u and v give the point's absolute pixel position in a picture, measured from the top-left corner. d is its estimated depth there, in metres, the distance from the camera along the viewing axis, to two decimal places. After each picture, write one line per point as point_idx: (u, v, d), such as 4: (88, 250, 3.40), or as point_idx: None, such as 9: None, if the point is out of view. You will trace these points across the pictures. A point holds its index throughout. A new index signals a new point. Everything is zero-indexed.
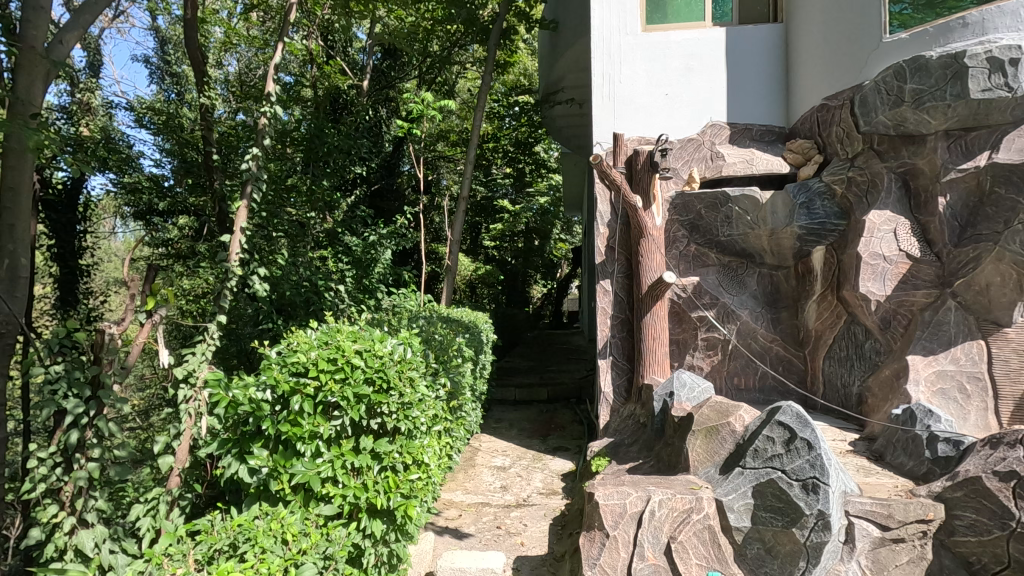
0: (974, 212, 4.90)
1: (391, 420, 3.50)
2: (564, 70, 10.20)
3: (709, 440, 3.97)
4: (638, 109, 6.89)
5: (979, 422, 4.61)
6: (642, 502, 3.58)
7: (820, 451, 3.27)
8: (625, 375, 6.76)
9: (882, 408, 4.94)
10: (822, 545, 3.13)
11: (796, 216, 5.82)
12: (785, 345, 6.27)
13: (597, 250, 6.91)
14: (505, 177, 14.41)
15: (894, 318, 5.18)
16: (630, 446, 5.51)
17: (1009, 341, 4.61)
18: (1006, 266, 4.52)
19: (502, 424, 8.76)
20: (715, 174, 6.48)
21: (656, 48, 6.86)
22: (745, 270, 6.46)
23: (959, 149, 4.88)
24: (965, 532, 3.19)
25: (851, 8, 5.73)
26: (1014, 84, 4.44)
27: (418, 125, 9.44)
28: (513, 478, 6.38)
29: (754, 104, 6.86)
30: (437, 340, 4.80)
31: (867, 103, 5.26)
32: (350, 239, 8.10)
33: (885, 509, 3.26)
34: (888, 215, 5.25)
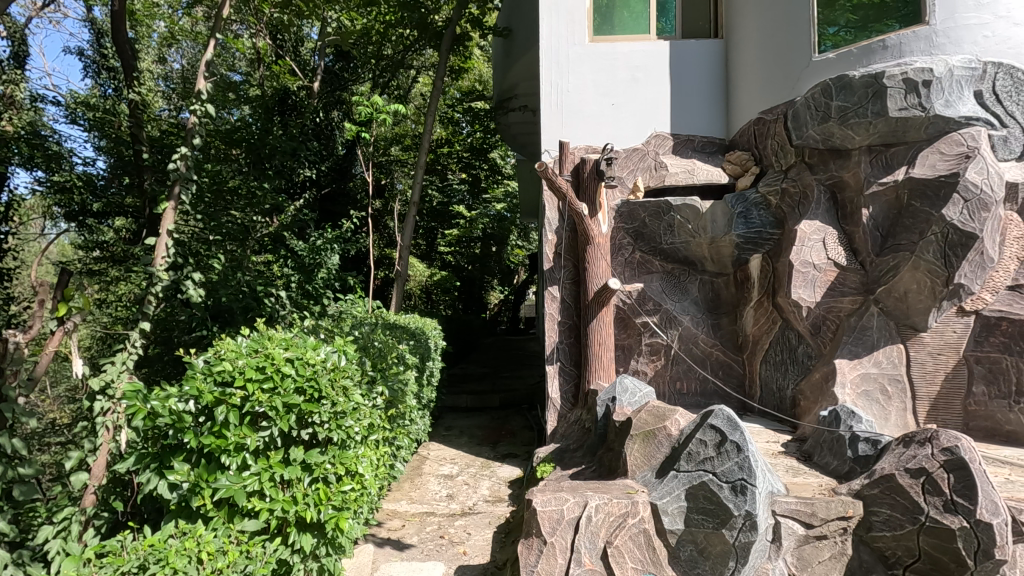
0: (894, 223, 5.17)
1: (323, 430, 3.42)
2: (517, 78, 10.24)
3: (646, 444, 4.05)
4: (586, 118, 7.01)
5: (899, 422, 4.90)
6: (580, 508, 3.60)
7: (748, 453, 3.35)
8: (572, 380, 6.82)
9: (812, 411, 5.16)
10: (749, 545, 3.19)
11: (735, 225, 6.04)
12: (724, 350, 6.46)
13: (545, 256, 6.97)
14: (460, 182, 14.32)
15: (824, 323, 5.40)
16: (574, 452, 5.56)
17: (925, 345, 4.93)
18: (921, 274, 4.82)
19: (453, 432, 8.66)
20: (658, 183, 6.64)
21: (603, 58, 7.00)
22: (688, 277, 6.64)
23: (880, 163, 5.17)
24: (880, 528, 3.35)
25: (784, 27, 6.00)
26: (927, 105, 4.74)
27: (369, 129, 9.25)
28: (461, 486, 6.32)
29: (696, 115, 7.08)
30: (377, 347, 4.70)
31: (798, 118, 5.54)
32: (296, 243, 7.84)
33: (810, 507, 3.37)
34: (817, 225, 5.49)
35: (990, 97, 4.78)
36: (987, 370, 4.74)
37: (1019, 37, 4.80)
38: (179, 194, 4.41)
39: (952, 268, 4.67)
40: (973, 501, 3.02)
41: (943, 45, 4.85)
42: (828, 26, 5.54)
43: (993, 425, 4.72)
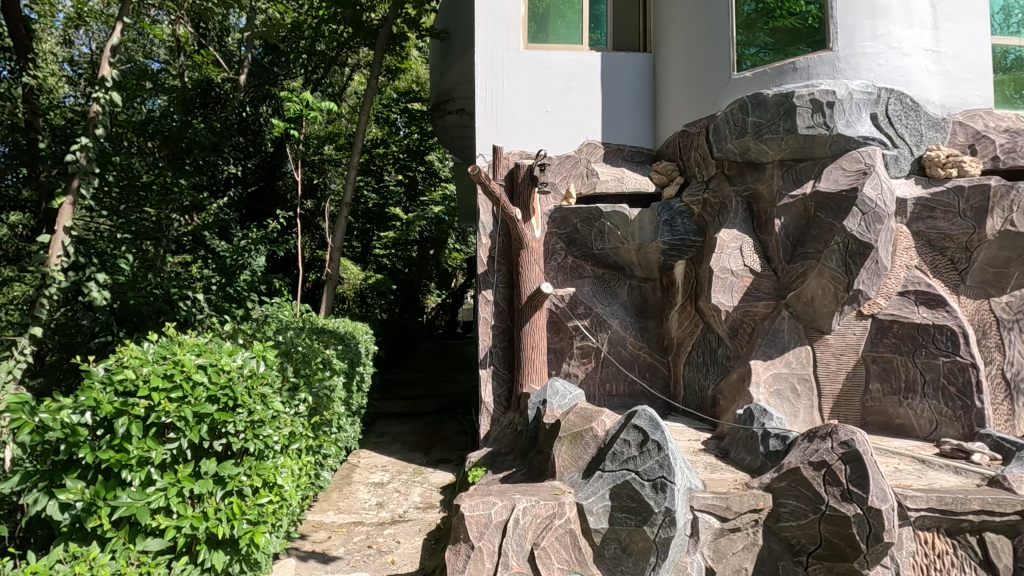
0: (802, 233, 5.50)
1: (238, 441, 3.25)
2: (456, 80, 10.16)
3: (573, 445, 4.13)
4: (520, 124, 7.08)
5: (807, 419, 5.29)
6: (508, 511, 3.61)
7: (668, 452, 3.49)
8: (504, 384, 6.85)
9: (730, 410, 5.44)
10: (669, 540, 3.32)
11: (660, 232, 6.26)
12: (651, 351, 6.71)
13: (479, 259, 6.96)
14: (397, 184, 14.24)
15: (741, 326, 5.72)
16: (506, 455, 5.58)
17: (829, 346, 5.33)
18: (826, 280, 5.20)
19: (385, 438, 8.45)
20: (590, 190, 6.82)
21: (538, 66, 7.11)
22: (617, 281, 6.84)
23: (791, 177, 5.53)
24: (788, 518, 3.55)
25: (707, 44, 6.32)
26: (831, 124, 5.15)
27: (298, 126, 8.88)
28: (391, 494, 6.18)
29: (626, 125, 7.31)
30: (301, 352, 4.52)
31: (719, 132, 5.84)
32: (217, 243, 7.42)
33: (724, 502, 3.55)
34: (735, 233, 5.79)
35: (884, 119, 5.26)
36: (881, 369, 5.19)
37: (907, 68, 5.34)
38: (77, 189, 4.32)
39: (852, 275, 5.08)
40: (866, 490, 3.29)
41: (845, 70, 5.35)
42: (746, 47, 5.92)
43: (886, 419, 5.18)
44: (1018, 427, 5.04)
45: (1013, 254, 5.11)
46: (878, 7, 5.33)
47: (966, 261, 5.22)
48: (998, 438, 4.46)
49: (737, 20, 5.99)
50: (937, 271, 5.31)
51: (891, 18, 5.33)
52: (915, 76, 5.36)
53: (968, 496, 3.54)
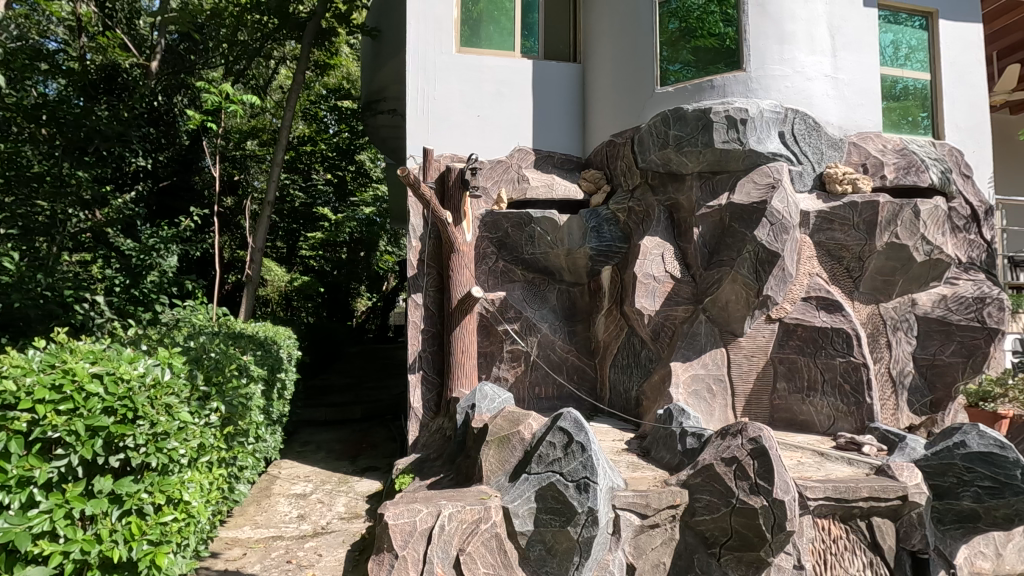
0: (718, 241, 5.80)
1: (138, 455, 3.01)
2: (388, 79, 9.91)
3: (500, 449, 4.14)
4: (452, 127, 7.05)
5: (721, 417, 5.61)
6: (433, 517, 3.57)
7: (591, 453, 3.56)
8: (434, 389, 6.77)
9: (652, 410, 5.66)
10: (592, 539, 3.39)
11: (588, 239, 6.49)
12: (579, 355, 6.86)
13: (408, 262, 6.85)
14: (325, 184, 13.81)
15: (662, 329, 5.95)
16: (434, 461, 5.51)
17: (741, 348, 5.68)
18: (739, 287, 5.53)
19: (309, 447, 8.11)
20: (520, 196, 6.88)
21: (470, 70, 7.11)
22: (547, 286, 6.95)
23: (708, 188, 5.84)
24: (702, 513, 3.74)
25: (633, 58, 6.57)
26: (743, 139, 5.50)
27: (216, 119, 8.41)
28: (314, 505, 5.94)
29: (557, 133, 7.44)
30: (213, 359, 4.24)
31: (643, 144, 6.09)
32: (122, 242, 6.85)
33: (644, 500, 3.69)
34: (657, 240, 6.04)
35: (790, 137, 5.68)
36: (787, 369, 5.59)
37: (810, 91, 5.82)
38: None
39: (761, 282, 5.45)
40: (771, 482, 3.48)
41: (756, 91, 5.78)
42: (669, 63, 6.26)
43: (791, 416, 5.56)
44: (902, 420, 5.58)
45: (898, 264, 5.64)
46: (785, 34, 5.82)
47: (860, 269, 5.70)
48: (884, 431, 4.89)
49: (660, 37, 6.32)
50: (836, 278, 5.78)
51: (796, 44, 5.83)
52: (817, 98, 5.83)
53: (859, 485, 3.85)
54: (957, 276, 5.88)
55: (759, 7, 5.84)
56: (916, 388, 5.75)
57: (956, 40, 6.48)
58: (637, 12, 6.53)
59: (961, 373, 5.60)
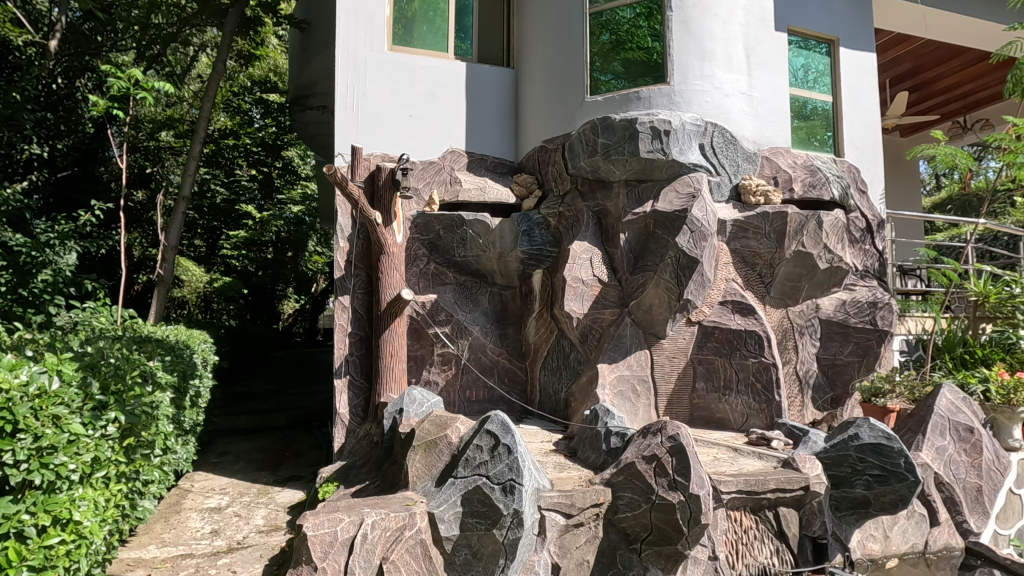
0: (643, 248, 6.02)
1: (19, 473, 2.72)
2: (317, 73, 9.53)
3: (427, 454, 4.09)
4: (383, 126, 6.91)
5: (645, 416, 5.82)
6: (355, 526, 3.49)
7: (517, 454, 3.57)
8: (361, 395, 6.58)
9: (580, 410, 5.79)
10: (517, 541, 3.39)
11: (519, 242, 6.55)
12: (510, 358, 6.90)
13: (335, 264, 6.63)
14: (248, 179, 13.07)
15: (590, 332, 6.09)
16: (360, 468, 5.35)
17: (664, 350, 5.93)
18: (662, 290, 5.77)
19: (226, 458, 7.66)
20: (452, 198, 6.83)
21: (402, 69, 7.01)
22: (479, 289, 6.94)
23: (634, 196, 6.05)
24: (625, 510, 3.85)
25: (564, 66, 6.71)
26: (666, 149, 5.75)
27: (124, 107, 7.79)
28: (229, 519, 5.60)
29: (490, 136, 7.44)
30: (112, 365, 3.87)
31: (573, 151, 6.24)
32: (9, 236, 6.20)
33: (569, 499, 3.75)
34: (586, 245, 6.18)
35: (709, 149, 5.99)
36: (705, 369, 5.89)
37: (727, 106, 6.16)
38: None
39: (682, 286, 5.70)
40: (687, 478, 3.63)
41: (679, 104, 6.06)
42: (599, 73, 6.45)
43: (709, 414, 5.86)
44: (807, 415, 6.01)
45: (804, 271, 6.06)
46: (705, 51, 6.16)
47: (771, 275, 6.09)
48: (791, 426, 5.26)
49: (590, 48, 6.52)
50: (749, 284, 6.14)
51: (715, 62, 6.17)
52: (733, 114, 6.19)
53: (767, 477, 4.09)
54: (855, 282, 6.39)
55: (681, 24, 6.16)
56: (819, 385, 6.22)
57: (855, 67, 7.07)
58: (568, 22, 6.70)
59: (858, 371, 6.10)
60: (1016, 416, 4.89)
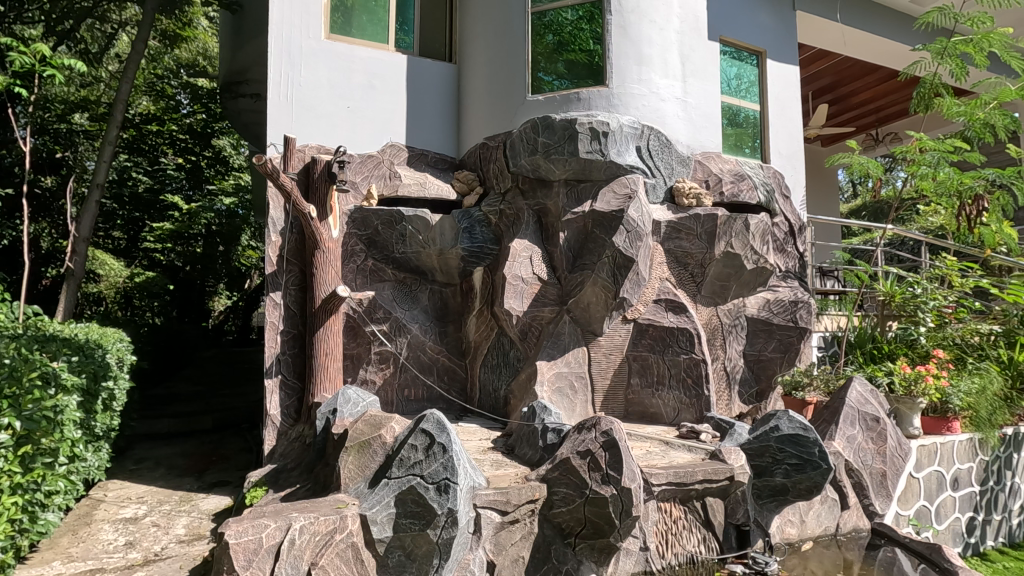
0: (581, 247, 6.12)
1: None
2: (249, 58, 9.07)
3: (360, 455, 3.99)
4: (319, 117, 6.68)
5: (582, 412, 5.93)
6: (281, 532, 3.33)
7: (453, 453, 3.53)
8: (294, 395, 6.35)
9: (518, 408, 5.82)
10: (451, 541, 3.35)
11: (460, 239, 6.51)
12: (449, 356, 6.83)
13: (266, 259, 6.35)
14: (175, 168, 12.43)
15: (529, 330, 6.13)
16: (291, 471, 5.15)
17: (601, 347, 6.06)
18: (599, 289, 5.89)
19: (145, 465, 7.18)
20: (391, 193, 6.70)
21: (339, 58, 6.80)
22: (418, 286, 6.85)
23: (573, 196, 6.15)
24: (559, 505, 3.90)
25: (506, 64, 6.72)
26: (605, 150, 5.90)
27: (27, 84, 7.14)
28: (147, 530, 5.25)
29: (431, 131, 7.33)
30: (6, 367, 3.55)
31: (514, 149, 6.27)
32: None
33: (504, 497, 3.76)
34: (526, 243, 6.20)
35: (646, 152, 6.16)
36: (639, 366, 6.07)
37: (663, 111, 6.36)
38: None
39: (618, 285, 5.84)
40: (619, 472, 3.71)
41: (617, 106, 6.21)
42: (543, 73, 6.51)
43: (643, 408, 6.03)
44: (734, 409, 6.30)
45: (732, 270, 6.34)
46: (643, 56, 6.33)
47: (702, 275, 6.33)
48: (718, 419, 5.48)
49: (531, 47, 6.57)
50: (682, 282, 6.35)
51: (652, 67, 6.35)
52: (669, 118, 6.39)
53: (695, 469, 4.27)
54: (778, 283, 6.76)
55: (621, 29, 6.31)
56: (746, 380, 6.51)
57: (781, 78, 7.47)
58: (510, 20, 6.72)
59: (780, 366, 6.44)
60: (916, 406, 5.30)
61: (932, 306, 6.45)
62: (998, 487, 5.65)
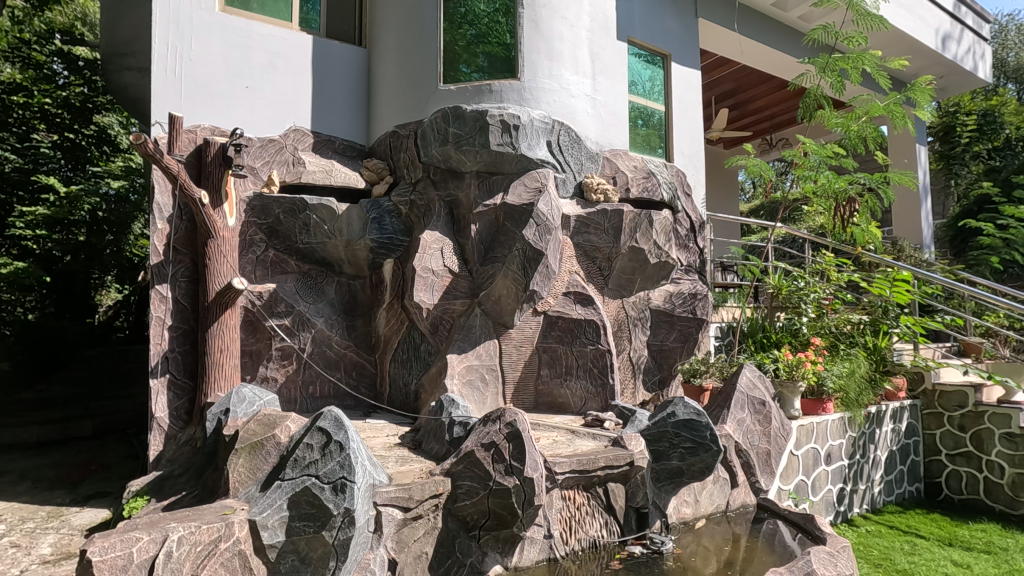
0: (493, 239, 6.11)
1: None
2: (130, 30, 8.27)
3: (252, 457, 3.77)
4: (212, 95, 6.21)
5: (493, 404, 5.95)
6: (157, 545, 3.05)
7: (350, 450, 3.39)
8: (185, 396, 5.89)
9: (428, 402, 5.72)
10: (348, 542, 3.22)
11: (368, 230, 6.29)
12: (358, 350, 6.61)
13: (152, 248, 5.82)
14: (49, 146, 11.06)
15: (440, 324, 6.06)
16: (178, 478, 4.77)
17: (512, 339, 6.10)
18: (510, 282, 5.92)
19: (5, 479, 6.39)
20: (294, 179, 6.36)
21: (236, 34, 6.34)
22: (324, 278, 6.60)
23: (485, 187, 6.13)
24: (463, 498, 3.89)
25: (418, 51, 6.58)
26: (515, 144, 5.92)
27: None
28: (3, 551, 4.67)
29: (339, 116, 7.02)
30: None
31: (425, 138, 6.16)
32: None
33: (407, 493, 3.68)
34: (437, 235, 6.11)
35: (556, 147, 6.25)
36: (549, 358, 6.19)
37: (573, 107, 6.48)
38: None
39: (528, 278, 5.87)
40: (522, 462, 3.75)
41: (529, 100, 6.27)
42: (461, 64, 6.44)
43: (552, 399, 6.15)
44: (638, 397, 6.57)
45: (637, 264, 6.60)
46: (554, 52, 6.41)
47: (609, 268, 6.52)
48: (622, 407, 5.68)
49: (444, 36, 6.48)
50: (590, 276, 6.51)
51: (563, 63, 6.45)
52: (578, 114, 6.53)
53: (598, 456, 4.42)
54: (680, 276, 7.10)
55: (533, 23, 6.35)
56: (649, 368, 6.78)
57: (685, 81, 7.84)
58: (422, 6, 6.57)
59: (680, 355, 6.79)
60: (797, 389, 5.79)
61: (813, 297, 7.02)
62: (863, 460, 6.29)
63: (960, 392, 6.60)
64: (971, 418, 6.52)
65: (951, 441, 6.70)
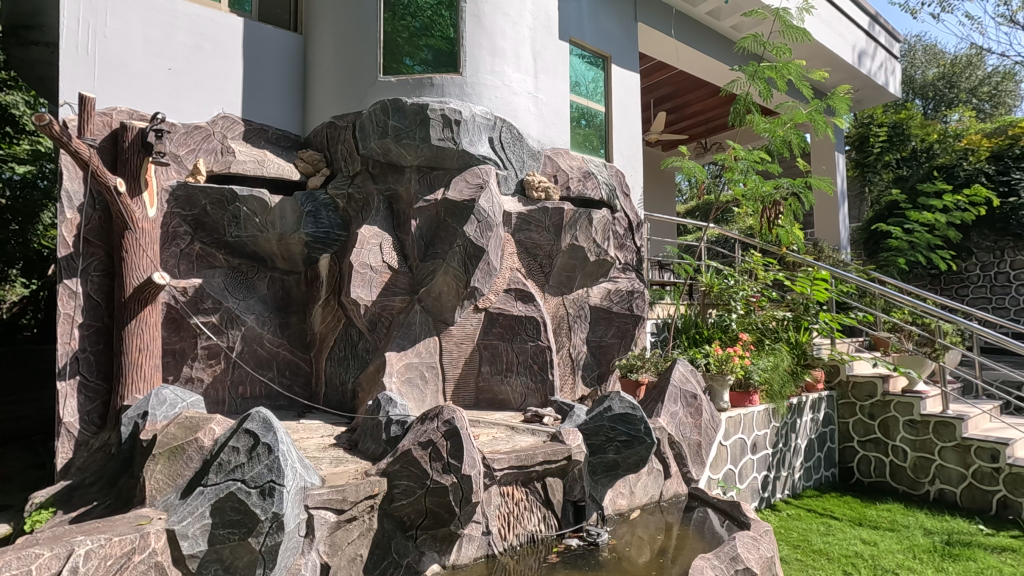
0: (433, 235, 6.01)
1: None
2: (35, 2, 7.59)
3: (171, 462, 3.57)
4: (131, 77, 5.82)
5: (432, 402, 5.88)
6: (61, 561, 2.80)
7: (279, 453, 3.24)
8: (97, 399, 5.48)
9: (365, 400, 5.59)
10: (276, 548, 3.10)
11: (303, 224, 5.99)
12: (291, 349, 6.37)
13: (59, 240, 5.36)
14: None
15: (378, 320, 5.91)
16: (88, 487, 4.43)
17: (452, 336, 6.06)
18: (450, 279, 5.86)
19: None
20: (223, 169, 6.05)
21: (158, 12, 5.96)
22: (256, 274, 6.33)
23: (425, 182, 6.04)
24: (400, 497, 3.82)
25: (356, 40, 6.40)
26: (457, 139, 5.86)
27: None
28: None
29: (273, 104, 6.72)
30: None
31: (364, 130, 6.00)
32: None
33: (341, 494, 3.55)
34: (375, 230, 5.97)
35: (498, 143, 6.24)
36: (489, 355, 6.19)
37: (515, 104, 6.49)
38: None
39: (469, 275, 5.83)
40: (460, 460, 3.72)
41: (470, 96, 6.24)
42: (404, 57, 6.30)
43: (492, 396, 6.16)
44: (577, 392, 6.69)
45: (577, 262, 6.70)
46: (496, 49, 6.39)
47: (550, 266, 6.59)
48: (561, 402, 5.77)
49: (384, 27, 6.33)
50: (531, 273, 6.55)
51: (505, 60, 6.44)
52: (520, 112, 6.54)
53: (536, 451, 4.47)
54: (618, 275, 7.27)
55: (475, 18, 6.31)
56: (588, 364, 6.91)
57: (624, 83, 8.02)
58: None
59: (618, 350, 6.96)
60: (726, 382, 6.07)
61: (742, 295, 7.38)
62: (785, 448, 6.68)
63: (869, 382, 7.14)
64: (879, 407, 7.06)
65: (862, 429, 7.22)
